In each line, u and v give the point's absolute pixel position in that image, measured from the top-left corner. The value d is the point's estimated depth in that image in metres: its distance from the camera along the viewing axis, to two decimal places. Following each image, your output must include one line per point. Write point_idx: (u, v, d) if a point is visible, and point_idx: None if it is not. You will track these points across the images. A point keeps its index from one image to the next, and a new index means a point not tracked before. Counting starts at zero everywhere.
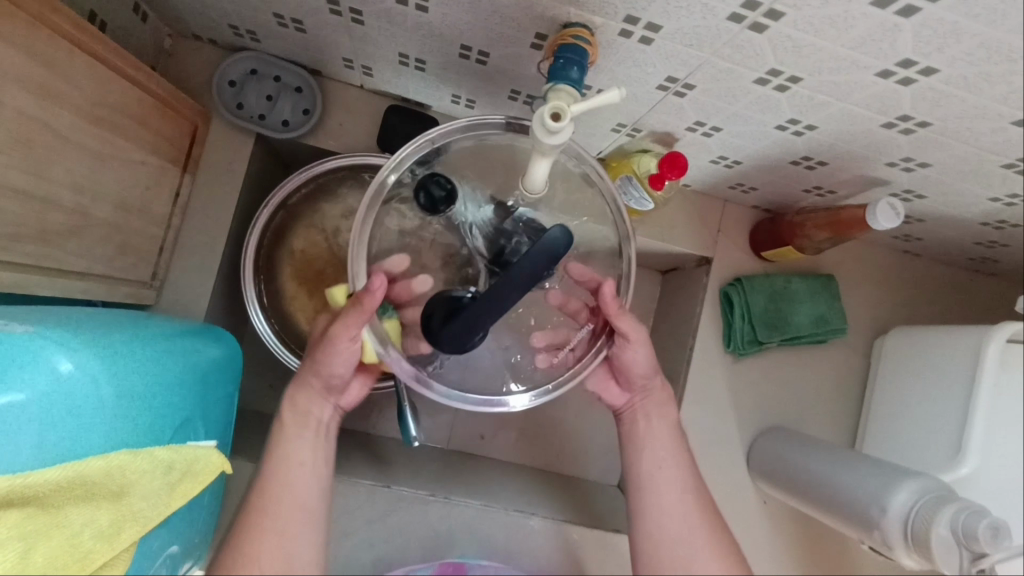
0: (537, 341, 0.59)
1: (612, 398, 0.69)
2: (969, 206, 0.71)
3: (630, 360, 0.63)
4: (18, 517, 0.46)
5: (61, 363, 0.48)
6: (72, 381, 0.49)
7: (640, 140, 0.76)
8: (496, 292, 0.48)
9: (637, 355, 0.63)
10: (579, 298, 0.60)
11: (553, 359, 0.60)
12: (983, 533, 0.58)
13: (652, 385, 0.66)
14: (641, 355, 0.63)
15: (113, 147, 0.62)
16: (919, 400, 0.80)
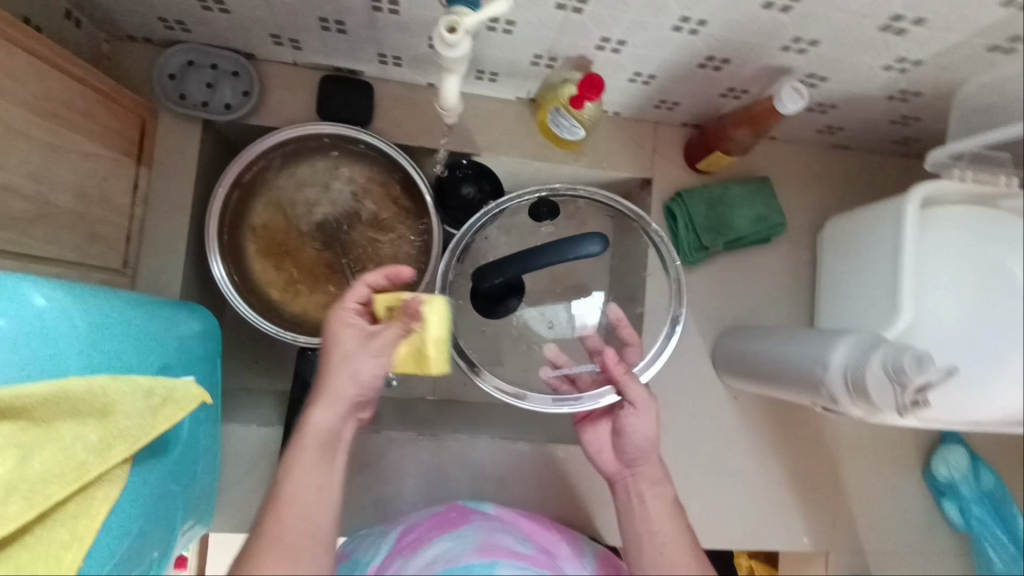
0: (551, 354, 0.74)
1: (607, 466, 0.73)
2: (869, 80, 0.76)
3: (629, 422, 0.70)
4: (11, 429, 0.45)
5: (35, 297, 0.52)
6: (47, 314, 0.53)
7: (560, 70, 0.80)
8: (515, 257, 0.66)
9: (636, 421, 0.70)
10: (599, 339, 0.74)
11: (563, 382, 0.74)
12: (909, 365, 0.62)
13: (646, 460, 0.70)
14: (641, 425, 0.69)
15: (65, 139, 0.67)
16: (860, 274, 0.84)
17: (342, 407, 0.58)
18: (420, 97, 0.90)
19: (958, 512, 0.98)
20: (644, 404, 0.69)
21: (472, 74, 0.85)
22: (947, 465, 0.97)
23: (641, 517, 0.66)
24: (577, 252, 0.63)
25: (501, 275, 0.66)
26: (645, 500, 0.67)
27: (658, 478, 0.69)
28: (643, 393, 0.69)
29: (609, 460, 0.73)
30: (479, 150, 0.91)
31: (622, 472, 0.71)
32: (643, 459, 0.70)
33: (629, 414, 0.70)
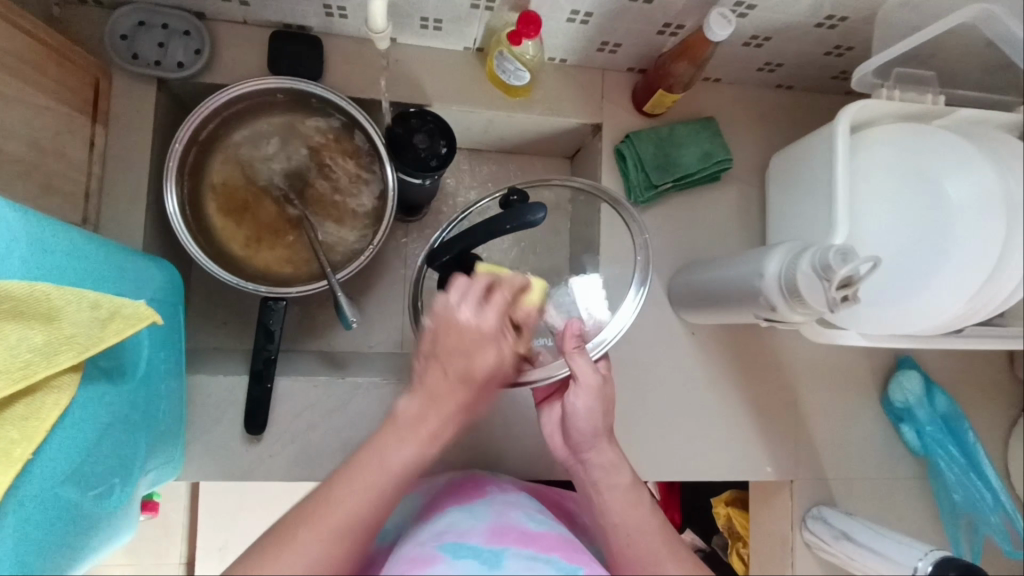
0: None
1: (559, 450, 0.70)
2: (796, 5, 0.79)
3: (574, 401, 0.66)
4: None
5: None
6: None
7: (499, 12, 0.83)
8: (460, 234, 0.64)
9: (579, 399, 0.66)
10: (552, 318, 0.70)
11: None
12: (833, 260, 0.65)
13: (597, 445, 0.66)
14: (584, 402, 0.66)
15: (15, 88, 0.68)
16: (801, 202, 0.87)
17: (459, 381, 0.56)
18: (369, 51, 0.92)
19: (915, 435, 1.00)
20: (587, 381, 0.66)
21: (417, 23, 0.87)
22: (902, 390, 0.99)
23: (599, 502, 0.65)
24: (518, 221, 0.60)
25: (448, 250, 0.63)
26: (604, 493, 0.65)
27: (611, 465, 0.65)
28: (589, 370, 0.66)
29: (560, 444, 0.70)
30: (430, 101, 0.93)
31: (568, 454, 0.69)
32: (591, 440, 0.66)
33: (571, 392, 0.66)
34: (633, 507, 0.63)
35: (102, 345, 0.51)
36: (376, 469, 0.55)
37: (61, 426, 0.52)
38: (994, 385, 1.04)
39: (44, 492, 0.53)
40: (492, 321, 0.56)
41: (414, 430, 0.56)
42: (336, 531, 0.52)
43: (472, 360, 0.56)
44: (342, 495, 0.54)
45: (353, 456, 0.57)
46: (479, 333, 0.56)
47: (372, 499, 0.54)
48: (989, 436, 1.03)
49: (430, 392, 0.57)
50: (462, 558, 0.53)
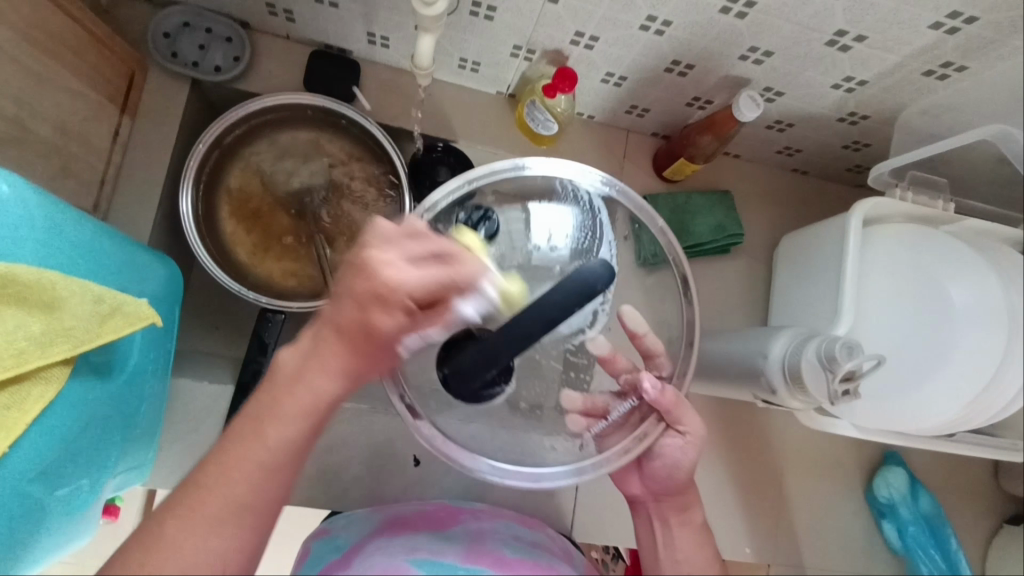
0: (571, 404, 0.61)
1: (630, 486, 0.67)
2: (821, 98, 0.82)
3: (671, 448, 0.62)
4: None
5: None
6: (9, 201, 0.51)
7: (537, 64, 0.85)
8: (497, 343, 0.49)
9: (686, 450, 0.62)
10: (625, 357, 0.62)
11: (590, 421, 0.61)
12: (839, 352, 0.65)
13: (683, 492, 0.64)
14: (689, 456, 0.62)
15: (54, 73, 0.69)
16: (808, 285, 0.88)
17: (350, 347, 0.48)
18: (403, 82, 0.94)
19: (896, 533, 0.98)
20: (696, 434, 0.61)
21: (455, 62, 0.89)
22: (887, 485, 0.98)
23: (665, 542, 0.64)
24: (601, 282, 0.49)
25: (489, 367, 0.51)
26: (671, 527, 0.64)
27: (686, 504, 0.65)
28: (700, 423, 0.61)
29: (635, 484, 0.67)
30: (456, 137, 0.94)
31: (646, 495, 0.66)
32: (676, 490, 0.64)
33: (671, 439, 0.62)
34: (698, 546, 0.63)
35: (97, 341, 0.50)
36: (253, 444, 0.47)
37: (46, 419, 0.52)
38: (975, 490, 1.04)
39: (13, 487, 0.51)
40: (413, 284, 0.46)
41: (296, 385, 0.49)
42: (224, 519, 0.46)
43: (369, 320, 0.47)
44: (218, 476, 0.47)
45: (232, 428, 0.49)
46: (386, 329, 0.47)
47: (261, 475, 0.47)
48: (968, 541, 1.02)
49: (335, 324, 0.48)
50: (440, 575, 0.60)
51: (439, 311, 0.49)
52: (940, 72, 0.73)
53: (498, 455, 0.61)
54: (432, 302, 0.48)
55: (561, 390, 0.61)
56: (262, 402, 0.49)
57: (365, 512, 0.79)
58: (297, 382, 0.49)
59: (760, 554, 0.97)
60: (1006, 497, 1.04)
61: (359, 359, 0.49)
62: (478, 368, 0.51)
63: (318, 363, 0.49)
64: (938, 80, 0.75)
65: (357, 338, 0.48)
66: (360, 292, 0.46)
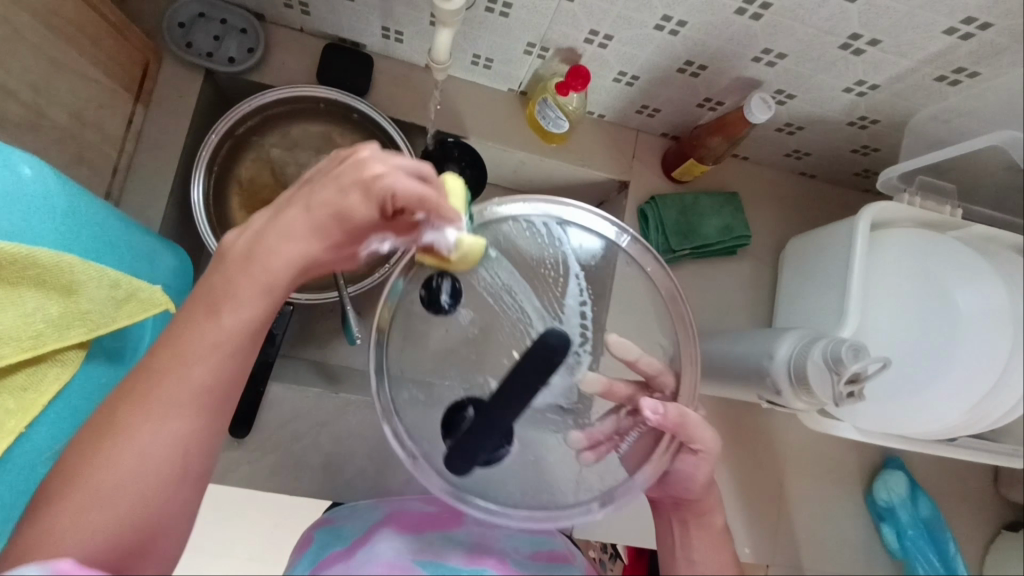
0: (579, 442, 0.59)
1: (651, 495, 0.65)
2: (832, 101, 0.82)
3: (687, 464, 0.60)
4: None
5: (22, 166, 0.51)
6: (32, 185, 0.51)
7: (551, 61, 0.85)
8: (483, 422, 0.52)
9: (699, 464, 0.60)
10: (624, 383, 0.59)
11: (601, 453, 0.60)
12: (846, 354, 0.66)
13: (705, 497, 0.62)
14: (703, 469, 0.60)
15: (72, 60, 0.69)
16: (814, 289, 0.89)
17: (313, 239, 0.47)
18: (416, 77, 0.94)
19: (895, 537, 0.98)
20: (711, 448, 0.59)
21: (468, 58, 0.89)
22: (887, 489, 0.98)
23: (681, 546, 0.64)
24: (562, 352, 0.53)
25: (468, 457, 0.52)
26: (688, 530, 0.64)
27: (705, 509, 0.63)
28: (712, 435, 0.58)
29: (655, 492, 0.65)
30: (467, 133, 0.94)
31: (663, 500, 0.64)
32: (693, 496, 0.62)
33: (687, 456, 0.60)
34: (716, 551, 0.62)
35: (112, 324, 0.52)
36: (209, 325, 0.47)
37: (59, 403, 0.52)
38: (975, 496, 1.04)
39: (29, 471, 0.51)
40: (398, 190, 0.43)
41: (251, 262, 0.47)
42: (180, 405, 0.46)
43: (345, 202, 0.45)
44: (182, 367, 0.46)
45: (190, 302, 0.48)
46: (357, 223, 0.46)
47: (216, 360, 0.47)
48: (967, 547, 1.02)
49: (306, 202, 0.46)
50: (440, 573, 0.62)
51: (408, 221, 0.47)
52: (952, 78, 0.73)
53: (516, 501, 0.59)
54: (387, 193, 0.43)
55: (566, 431, 0.59)
56: (233, 268, 0.47)
57: (368, 505, 0.79)
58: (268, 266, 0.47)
59: (758, 554, 0.98)
60: (1006, 505, 1.05)
61: (325, 245, 0.47)
62: (478, 447, 0.52)
63: (284, 237, 0.47)
64: (950, 87, 0.75)
65: (327, 221, 0.46)
66: (346, 180, 0.45)
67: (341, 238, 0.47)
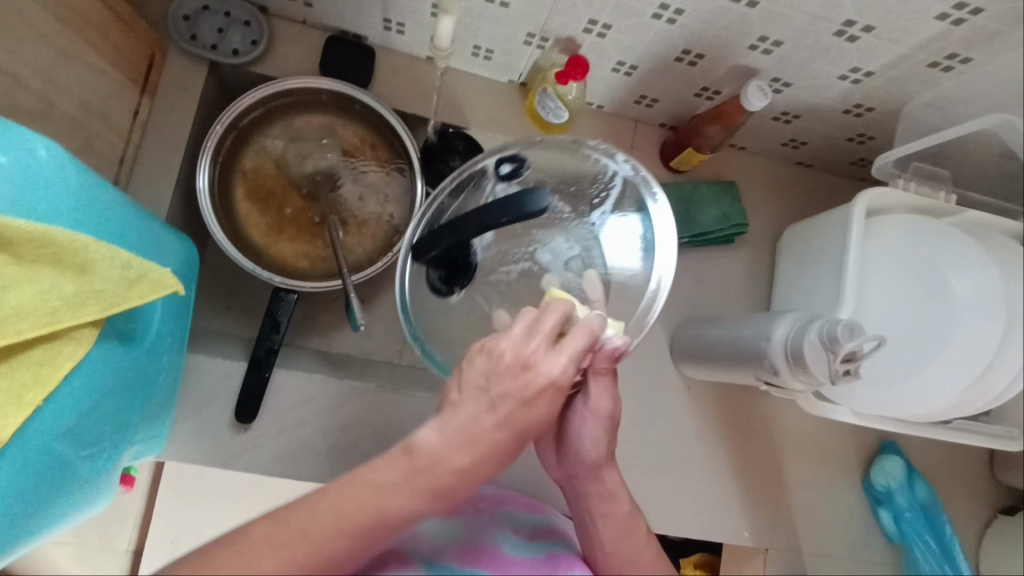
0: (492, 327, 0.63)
1: (552, 466, 0.68)
2: (828, 89, 0.83)
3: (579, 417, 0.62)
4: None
5: (37, 147, 0.52)
6: (46, 166, 0.52)
7: (550, 51, 0.87)
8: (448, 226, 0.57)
9: (592, 424, 0.61)
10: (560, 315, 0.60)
11: None
12: (841, 333, 0.67)
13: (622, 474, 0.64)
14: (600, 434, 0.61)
15: (79, 50, 0.70)
16: (810, 275, 0.90)
17: (436, 494, 0.48)
18: (416, 68, 0.95)
19: (892, 520, 1.00)
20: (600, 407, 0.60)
21: (469, 49, 0.90)
22: (884, 474, 1.00)
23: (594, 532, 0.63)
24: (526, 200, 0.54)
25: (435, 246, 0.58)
26: (598, 522, 0.63)
27: (609, 494, 0.63)
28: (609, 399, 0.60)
29: (555, 466, 0.67)
30: (467, 124, 0.96)
31: (564, 477, 0.67)
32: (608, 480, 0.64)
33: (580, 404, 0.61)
34: (626, 534, 0.62)
35: (124, 306, 0.52)
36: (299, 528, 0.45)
37: (71, 383, 0.53)
38: (972, 479, 1.06)
39: (39, 447, 0.52)
40: (569, 368, 0.49)
41: (376, 469, 0.47)
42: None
43: (531, 411, 0.49)
44: (356, 487, 0.47)
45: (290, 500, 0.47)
46: (536, 421, 0.50)
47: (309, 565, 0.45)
48: (964, 530, 1.04)
49: (504, 422, 0.49)
50: (435, 572, 0.60)
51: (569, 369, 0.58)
52: (945, 64, 0.75)
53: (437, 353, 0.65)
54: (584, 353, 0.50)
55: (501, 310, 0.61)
56: (325, 502, 0.46)
57: None
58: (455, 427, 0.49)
59: (757, 538, 0.99)
60: (1003, 488, 1.06)
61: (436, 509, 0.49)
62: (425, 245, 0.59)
63: (413, 492, 0.47)
64: (943, 73, 0.76)
65: (515, 444, 0.50)
66: (526, 353, 0.49)
67: (487, 463, 0.49)
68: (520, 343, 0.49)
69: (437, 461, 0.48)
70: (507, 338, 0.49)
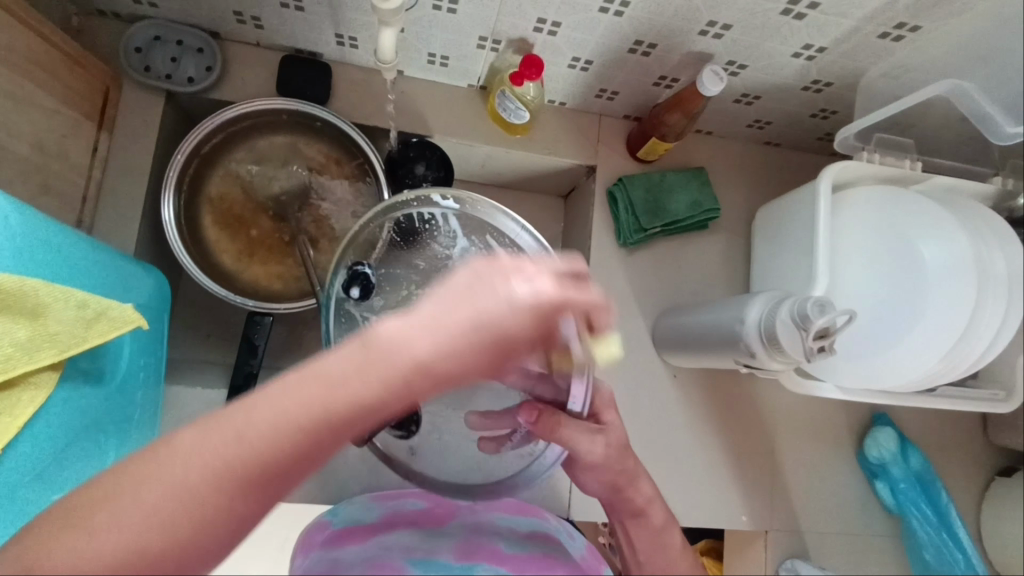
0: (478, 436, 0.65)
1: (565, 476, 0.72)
2: (784, 67, 0.83)
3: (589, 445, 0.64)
4: None
5: None
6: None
7: (504, 53, 0.86)
8: None
9: (599, 444, 0.63)
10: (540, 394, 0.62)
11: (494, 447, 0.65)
12: (812, 310, 0.67)
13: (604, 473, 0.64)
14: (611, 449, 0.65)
15: (28, 93, 0.69)
16: (783, 254, 0.90)
17: (387, 381, 0.40)
18: (375, 81, 0.95)
19: (889, 492, 1.00)
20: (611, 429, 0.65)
21: (424, 58, 0.90)
22: (877, 445, 0.99)
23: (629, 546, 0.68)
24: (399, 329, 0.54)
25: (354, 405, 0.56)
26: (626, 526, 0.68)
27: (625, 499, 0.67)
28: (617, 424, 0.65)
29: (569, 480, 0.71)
30: (431, 132, 0.95)
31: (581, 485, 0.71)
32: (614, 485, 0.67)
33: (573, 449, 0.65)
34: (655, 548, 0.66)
35: (84, 344, 0.54)
36: (215, 431, 0.39)
37: (37, 425, 0.53)
38: (966, 445, 1.06)
39: (12, 493, 0.52)
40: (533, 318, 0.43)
41: (296, 385, 0.40)
42: (164, 507, 0.38)
43: (509, 327, 0.42)
44: (281, 402, 0.39)
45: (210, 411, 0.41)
46: (518, 337, 0.43)
47: (211, 486, 0.39)
48: (962, 496, 1.03)
49: (482, 326, 0.41)
50: None
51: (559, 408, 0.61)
52: (896, 33, 0.75)
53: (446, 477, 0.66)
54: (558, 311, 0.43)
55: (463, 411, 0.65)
56: (246, 412, 0.40)
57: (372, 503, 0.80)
58: (433, 331, 0.41)
59: (755, 522, 0.99)
60: (997, 451, 1.06)
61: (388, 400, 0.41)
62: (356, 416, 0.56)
63: (358, 379, 0.40)
64: (895, 42, 0.76)
65: (483, 348, 0.42)
66: (488, 307, 0.41)
67: (487, 356, 0.42)
68: (484, 278, 0.42)
69: (402, 343, 0.41)
70: (489, 272, 0.43)
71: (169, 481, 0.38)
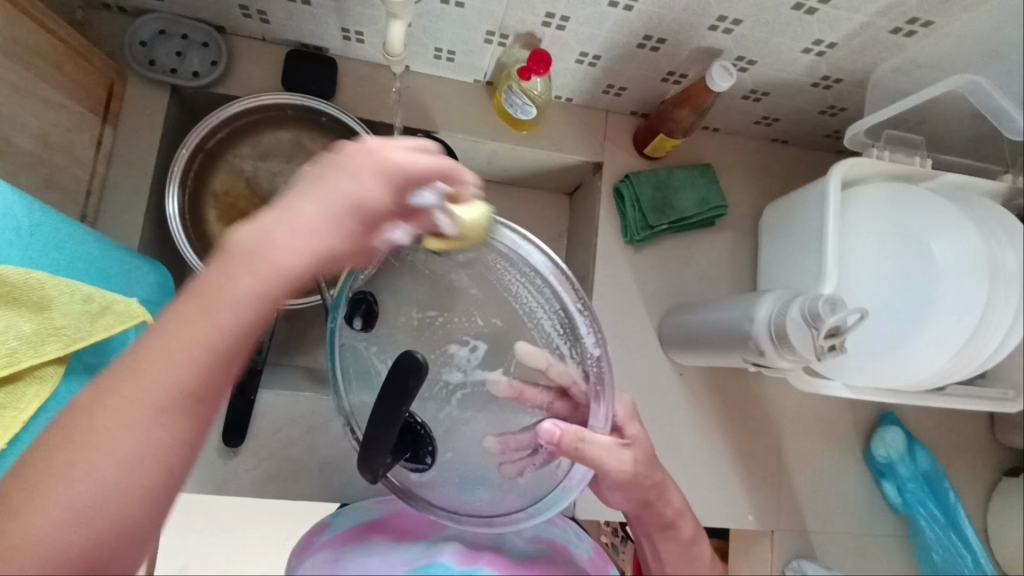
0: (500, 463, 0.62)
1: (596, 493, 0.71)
2: (793, 63, 0.82)
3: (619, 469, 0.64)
4: None
5: None
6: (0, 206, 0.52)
7: (511, 48, 0.86)
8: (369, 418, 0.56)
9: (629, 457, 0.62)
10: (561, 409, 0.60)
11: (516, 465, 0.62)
12: (822, 309, 0.67)
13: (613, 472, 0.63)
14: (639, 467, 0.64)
15: (33, 85, 0.69)
16: (791, 252, 0.89)
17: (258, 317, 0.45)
18: (381, 77, 0.94)
19: (896, 492, 0.99)
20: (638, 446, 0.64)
21: (430, 52, 0.89)
22: (885, 445, 0.99)
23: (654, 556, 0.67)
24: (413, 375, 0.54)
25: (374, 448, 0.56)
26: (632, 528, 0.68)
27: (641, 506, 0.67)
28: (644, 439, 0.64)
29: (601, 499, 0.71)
30: (436, 128, 0.95)
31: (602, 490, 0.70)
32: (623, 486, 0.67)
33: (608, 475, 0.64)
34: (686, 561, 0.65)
35: (90, 338, 0.53)
36: (116, 395, 0.42)
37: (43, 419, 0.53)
38: (974, 445, 1.05)
39: None
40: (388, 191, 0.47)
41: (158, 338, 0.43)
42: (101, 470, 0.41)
43: (366, 198, 0.46)
44: (166, 355, 0.42)
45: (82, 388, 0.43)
46: (378, 205, 0.47)
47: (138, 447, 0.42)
48: (969, 497, 1.03)
49: (337, 204, 0.46)
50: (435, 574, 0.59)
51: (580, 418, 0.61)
52: (907, 29, 0.74)
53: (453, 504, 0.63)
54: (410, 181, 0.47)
55: (483, 433, 0.62)
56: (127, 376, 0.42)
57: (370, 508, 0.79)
58: (291, 227, 0.46)
59: (762, 521, 0.98)
60: (1005, 451, 1.05)
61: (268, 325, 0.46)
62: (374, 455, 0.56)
63: (233, 316, 0.44)
64: (906, 38, 0.75)
65: (348, 223, 0.47)
66: (359, 171, 0.46)
67: (360, 229, 0.48)
68: (352, 163, 0.47)
69: (270, 252, 0.45)
70: (353, 183, 0.46)
71: (93, 457, 0.41)
